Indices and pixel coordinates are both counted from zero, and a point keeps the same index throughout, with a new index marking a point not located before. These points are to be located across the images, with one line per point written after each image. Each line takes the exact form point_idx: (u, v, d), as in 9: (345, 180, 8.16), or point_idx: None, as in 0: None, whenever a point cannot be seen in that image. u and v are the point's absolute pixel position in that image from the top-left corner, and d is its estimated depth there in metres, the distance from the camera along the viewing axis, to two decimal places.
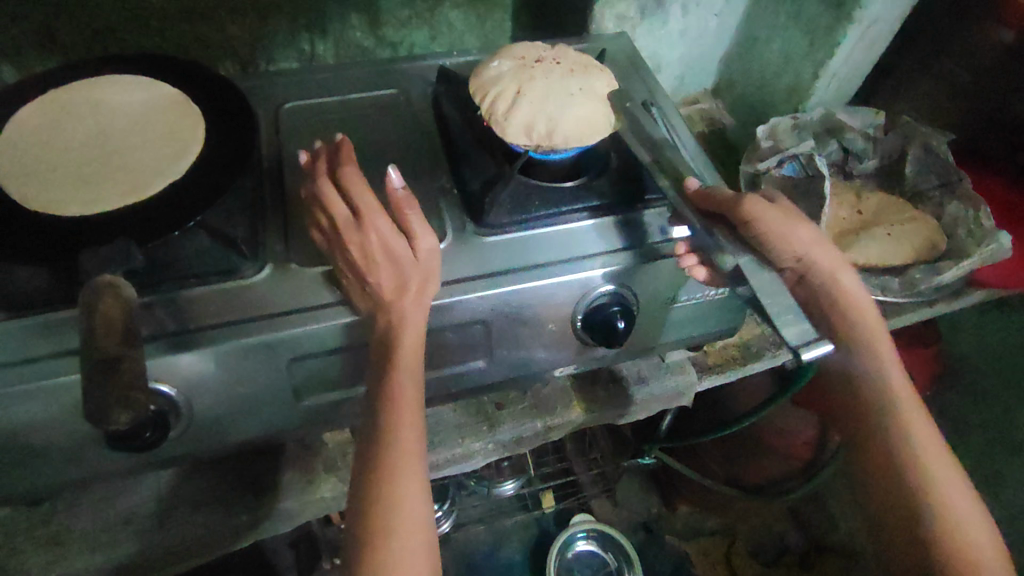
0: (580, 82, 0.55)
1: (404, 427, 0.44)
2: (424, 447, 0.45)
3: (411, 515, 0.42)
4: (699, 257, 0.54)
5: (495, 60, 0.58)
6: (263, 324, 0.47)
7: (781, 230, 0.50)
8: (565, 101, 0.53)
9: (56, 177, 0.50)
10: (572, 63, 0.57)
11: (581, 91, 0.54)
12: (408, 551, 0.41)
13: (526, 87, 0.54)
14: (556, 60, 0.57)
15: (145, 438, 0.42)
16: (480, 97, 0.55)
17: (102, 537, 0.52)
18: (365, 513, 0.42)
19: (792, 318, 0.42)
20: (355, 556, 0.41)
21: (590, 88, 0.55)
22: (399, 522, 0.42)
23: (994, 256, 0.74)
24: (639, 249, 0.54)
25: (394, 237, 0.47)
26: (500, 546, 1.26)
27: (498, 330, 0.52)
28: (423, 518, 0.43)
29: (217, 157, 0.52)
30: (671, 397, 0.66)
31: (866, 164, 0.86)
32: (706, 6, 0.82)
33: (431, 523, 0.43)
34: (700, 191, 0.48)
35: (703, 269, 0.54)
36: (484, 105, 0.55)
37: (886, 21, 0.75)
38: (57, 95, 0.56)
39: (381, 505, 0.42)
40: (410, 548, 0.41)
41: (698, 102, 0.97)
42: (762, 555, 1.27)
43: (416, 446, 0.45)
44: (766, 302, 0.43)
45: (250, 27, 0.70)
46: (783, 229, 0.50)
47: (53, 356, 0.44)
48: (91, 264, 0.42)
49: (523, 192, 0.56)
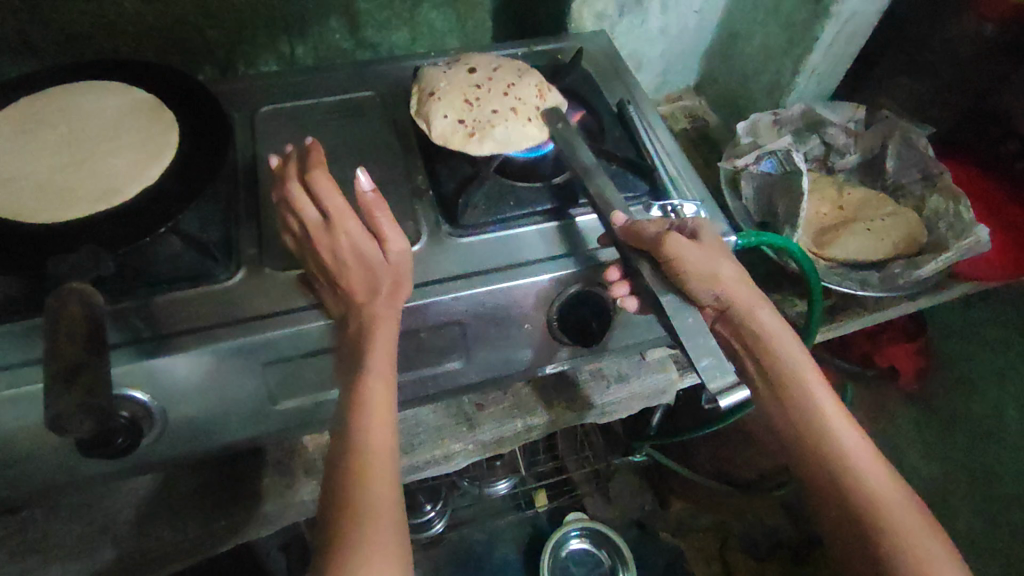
0: (446, 69, 0.60)
1: (376, 422, 0.45)
2: (395, 439, 0.46)
3: (382, 497, 0.43)
4: (630, 288, 0.52)
5: (474, 141, 0.54)
6: (237, 329, 0.47)
7: (707, 271, 0.48)
8: (467, 69, 0.60)
9: (28, 184, 0.49)
10: (426, 87, 0.59)
11: (452, 66, 0.61)
12: (379, 543, 0.41)
13: (483, 93, 0.57)
14: (437, 95, 0.57)
15: (118, 444, 0.44)
16: (517, 140, 0.55)
17: (81, 545, 0.52)
18: (337, 504, 0.43)
19: (716, 361, 0.44)
20: (327, 551, 0.41)
21: (450, 66, 0.61)
22: (369, 516, 0.42)
23: (974, 249, 0.73)
24: (581, 255, 0.54)
25: (364, 240, 0.46)
26: (495, 546, 1.26)
27: (473, 332, 0.52)
28: (393, 510, 0.43)
29: (189, 161, 0.52)
30: (652, 395, 0.66)
31: (847, 159, 0.86)
32: (685, 3, 0.82)
33: (403, 518, 0.44)
34: (625, 224, 0.48)
35: (633, 300, 0.52)
36: (519, 133, 0.55)
37: (864, 16, 0.75)
38: (30, 101, 0.55)
39: (353, 493, 0.43)
40: (381, 548, 0.41)
41: (681, 99, 0.97)
42: (755, 550, 1.27)
43: (388, 438, 0.45)
44: (690, 347, 0.45)
45: (228, 30, 0.70)
46: (706, 268, 0.48)
47: (21, 365, 0.44)
48: (59, 271, 0.42)
49: (498, 193, 0.57)
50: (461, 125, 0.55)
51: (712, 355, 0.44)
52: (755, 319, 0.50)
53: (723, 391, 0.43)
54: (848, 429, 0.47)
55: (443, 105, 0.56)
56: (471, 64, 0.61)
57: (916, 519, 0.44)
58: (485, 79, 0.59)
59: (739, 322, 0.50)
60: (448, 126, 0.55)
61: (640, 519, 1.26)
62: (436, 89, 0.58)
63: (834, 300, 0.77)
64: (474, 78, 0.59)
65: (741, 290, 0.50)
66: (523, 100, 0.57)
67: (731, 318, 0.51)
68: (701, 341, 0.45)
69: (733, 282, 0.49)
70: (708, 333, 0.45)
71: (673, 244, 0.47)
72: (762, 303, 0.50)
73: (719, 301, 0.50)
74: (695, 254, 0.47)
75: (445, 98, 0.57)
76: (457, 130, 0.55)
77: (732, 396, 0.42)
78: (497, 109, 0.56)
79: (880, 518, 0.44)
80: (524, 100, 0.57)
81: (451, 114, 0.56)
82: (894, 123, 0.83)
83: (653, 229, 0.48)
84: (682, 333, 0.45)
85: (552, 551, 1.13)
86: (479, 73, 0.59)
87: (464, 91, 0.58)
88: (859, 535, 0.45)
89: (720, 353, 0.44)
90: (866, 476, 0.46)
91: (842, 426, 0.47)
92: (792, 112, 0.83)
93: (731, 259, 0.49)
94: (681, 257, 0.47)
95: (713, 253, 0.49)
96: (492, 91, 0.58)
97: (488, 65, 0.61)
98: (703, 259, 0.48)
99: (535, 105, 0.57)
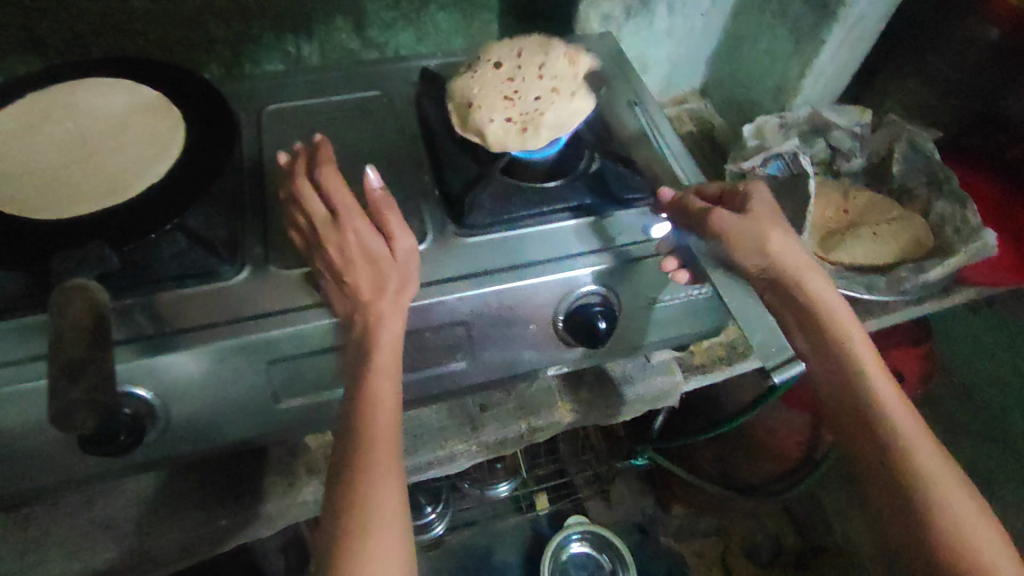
0: (468, 73, 0.56)
1: (383, 394, 0.45)
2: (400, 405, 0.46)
3: (388, 457, 0.44)
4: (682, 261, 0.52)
5: (532, 133, 0.53)
6: (242, 327, 0.47)
7: (755, 240, 0.51)
8: (489, 65, 0.56)
9: (33, 181, 0.49)
10: (461, 100, 0.56)
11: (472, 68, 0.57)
12: (384, 511, 0.42)
13: (520, 81, 0.55)
14: (475, 102, 0.54)
15: (120, 441, 0.43)
16: (572, 117, 0.54)
17: (83, 543, 0.52)
18: (350, 464, 0.43)
19: (769, 340, 0.47)
20: (334, 516, 0.42)
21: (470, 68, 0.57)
22: (375, 482, 0.43)
23: (979, 254, 0.74)
24: (615, 250, 0.54)
25: (372, 237, 0.46)
26: (495, 549, 1.25)
27: (478, 332, 0.51)
28: (395, 474, 0.44)
29: (196, 159, 0.51)
30: (657, 398, 0.66)
31: (854, 163, 0.85)
32: (692, 5, 0.82)
33: (405, 495, 0.44)
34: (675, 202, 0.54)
35: (685, 273, 0.53)
36: (573, 110, 0.54)
37: (871, 20, 0.75)
38: (36, 98, 0.55)
39: (368, 451, 0.44)
40: (390, 522, 0.42)
41: (686, 102, 0.97)
42: (756, 556, 1.25)
43: (392, 410, 0.45)
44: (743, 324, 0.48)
45: (235, 29, 0.70)
46: (753, 236, 0.50)
47: (23, 362, 0.43)
48: (64, 267, 0.42)
49: (504, 192, 0.56)
50: (511, 124, 0.53)
51: (767, 332, 0.47)
52: (807, 284, 0.51)
53: (778, 368, 0.46)
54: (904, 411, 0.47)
55: (488, 109, 0.54)
56: (490, 55, 0.57)
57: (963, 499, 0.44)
58: (512, 66, 0.55)
59: (792, 292, 0.51)
60: (500, 129, 0.53)
61: (640, 524, 1.28)
62: (470, 95, 0.55)
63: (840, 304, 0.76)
64: (500, 68, 0.56)
65: (790, 257, 0.51)
66: (560, 74, 0.55)
67: (781, 287, 0.52)
68: (751, 320, 0.48)
69: (781, 247, 0.51)
70: (757, 312, 0.49)
71: (716, 218, 0.51)
72: (814, 273, 0.51)
73: (766, 270, 0.51)
74: (740, 221, 0.51)
75: (486, 100, 0.54)
76: (510, 131, 0.53)
77: (787, 372, 0.45)
78: (540, 95, 0.54)
79: (923, 500, 0.45)
80: (561, 74, 0.55)
81: (497, 116, 0.53)
82: (902, 127, 0.83)
83: (699, 205, 0.52)
84: (735, 312, 0.49)
85: (553, 554, 1.12)
86: (505, 59, 0.56)
87: (500, 89, 0.55)
88: (901, 512, 0.46)
89: (773, 330, 0.48)
90: (916, 459, 0.46)
91: (899, 415, 0.47)
92: (800, 114, 0.83)
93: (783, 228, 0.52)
94: (723, 230, 0.50)
95: (762, 222, 0.51)
96: (527, 77, 0.55)
97: (509, 48, 0.57)
98: (749, 228, 0.51)
99: (572, 76, 0.56)
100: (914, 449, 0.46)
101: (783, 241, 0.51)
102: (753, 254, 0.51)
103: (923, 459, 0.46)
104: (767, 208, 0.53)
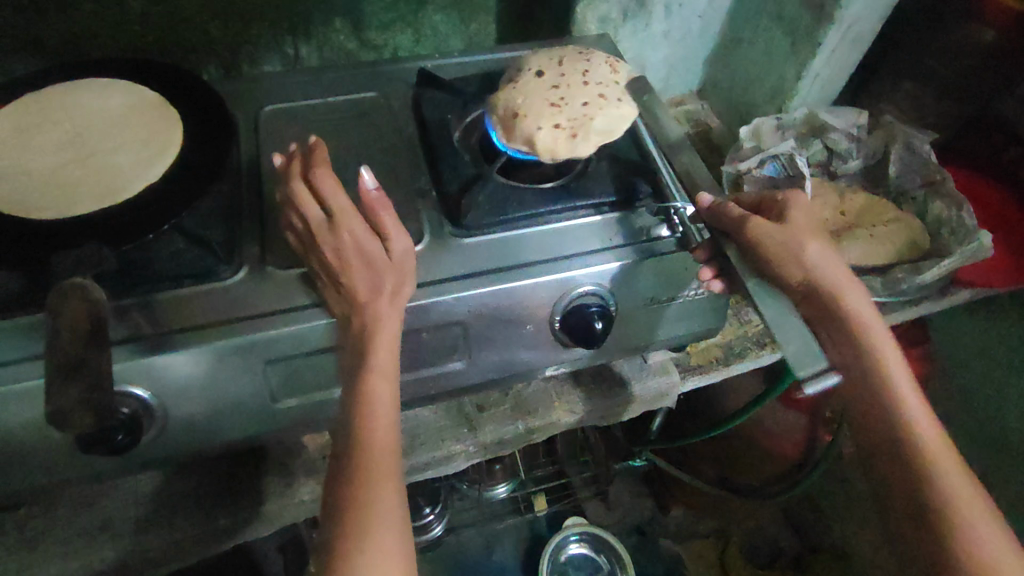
0: (511, 87, 0.57)
1: (379, 397, 0.45)
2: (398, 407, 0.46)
3: (387, 462, 0.44)
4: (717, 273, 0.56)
5: (581, 137, 0.53)
6: (239, 327, 0.47)
7: (792, 247, 0.50)
8: (531, 79, 0.57)
9: (31, 182, 0.49)
10: (505, 111, 0.55)
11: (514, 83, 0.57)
12: (383, 515, 0.42)
13: (565, 90, 0.55)
14: (521, 111, 0.54)
15: (116, 441, 0.43)
16: (617, 124, 0.55)
17: (80, 543, 0.52)
18: (349, 469, 0.43)
19: (805, 349, 0.45)
20: (331, 518, 0.42)
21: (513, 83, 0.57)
22: (373, 485, 0.43)
23: (975, 255, 0.74)
24: (612, 251, 0.55)
25: (368, 238, 0.47)
26: (493, 550, 1.25)
27: (475, 332, 0.52)
28: (394, 477, 0.44)
29: (194, 159, 0.52)
30: (654, 399, 0.66)
31: (850, 164, 0.86)
32: (689, 7, 0.82)
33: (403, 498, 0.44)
34: (712, 206, 0.53)
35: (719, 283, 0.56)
36: (618, 115, 0.55)
37: (867, 22, 0.75)
38: (35, 98, 0.56)
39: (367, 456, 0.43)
40: (386, 525, 0.42)
41: (684, 104, 0.98)
42: (757, 558, 1.25)
43: (390, 414, 0.45)
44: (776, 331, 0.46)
45: (233, 30, 0.71)
46: (791, 246, 0.50)
47: (21, 361, 0.43)
48: (61, 267, 0.42)
49: (501, 193, 0.56)
50: (561, 129, 0.53)
51: (802, 342, 0.45)
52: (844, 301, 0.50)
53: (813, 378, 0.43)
54: (930, 426, 0.47)
55: (536, 117, 0.53)
56: (532, 70, 0.58)
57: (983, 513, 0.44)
58: (557, 78, 0.56)
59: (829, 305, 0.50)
60: (550, 134, 0.52)
61: (639, 525, 1.28)
62: (515, 105, 0.55)
63: None
64: (544, 80, 0.56)
65: (828, 271, 0.51)
66: (604, 85, 0.57)
67: (818, 300, 0.51)
68: (786, 328, 0.46)
69: (820, 261, 0.51)
70: (793, 322, 0.46)
71: (754, 226, 0.50)
72: (851, 288, 0.51)
73: (806, 281, 0.50)
74: (780, 231, 0.51)
75: (534, 108, 0.54)
76: (560, 136, 0.53)
77: (821, 383, 0.43)
78: (587, 102, 0.55)
79: (949, 514, 0.44)
80: (604, 86, 0.57)
81: (545, 123, 0.53)
82: (897, 129, 0.83)
83: (737, 211, 0.51)
84: (767, 319, 0.47)
85: (551, 555, 1.12)
86: (547, 73, 0.57)
87: (546, 97, 0.55)
88: (924, 525, 0.45)
89: (809, 341, 0.45)
90: (941, 473, 0.45)
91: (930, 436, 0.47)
92: (796, 116, 0.83)
93: (823, 242, 0.52)
94: (761, 238, 0.50)
95: (802, 234, 0.51)
96: (572, 86, 0.56)
97: (549, 63, 0.58)
98: (787, 236, 0.51)
99: (615, 88, 0.57)
100: (938, 461, 0.46)
101: (821, 255, 0.51)
102: (795, 267, 0.50)
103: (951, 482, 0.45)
104: (806, 219, 0.53)
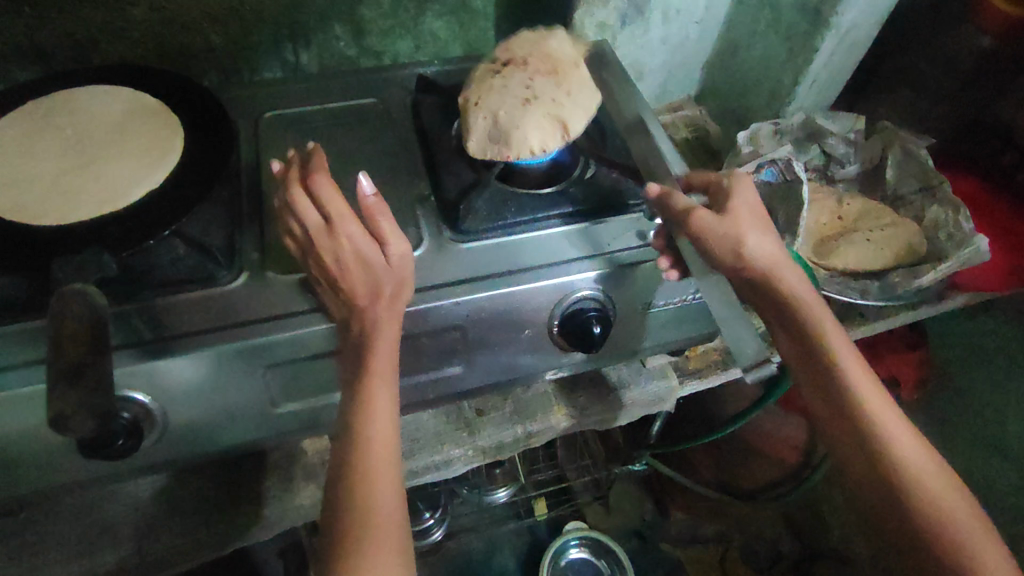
0: (504, 82, 0.56)
1: (379, 399, 0.45)
2: (397, 410, 0.47)
3: (384, 467, 0.44)
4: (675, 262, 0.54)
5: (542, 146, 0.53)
6: (241, 331, 0.47)
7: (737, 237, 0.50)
8: (499, 95, 0.55)
9: (32, 188, 0.50)
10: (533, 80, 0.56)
11: (501, 81, 0.56)
12: (382, 519, 0.42)
13: (498, 120, 0.54)
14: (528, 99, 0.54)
15: (118, 446, 0.43)
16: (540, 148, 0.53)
17: (81, 547, 0.52)
18: (347, 477, 0.43)
19: (750, 343, 0.54)
20: (330, 526, 0.43)
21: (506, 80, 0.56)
22: (374, 491, 0.43)
23: (972, 260, 0.74)
24: (611, 257, 0.55)
25: (367, 244, 0.47)
26: (494, 553, 1.25)
27: (474, 337, 0.52)
28: (393, 481, 0.44)
29: (194, 166, 0.52)
30: (652, 403, 0.67)
31: (848, 169, 0.87)
32: (686, 14, 0.83)
33: (402, 501, 0.44)
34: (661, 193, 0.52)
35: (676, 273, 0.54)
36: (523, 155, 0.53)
37: (864, 28, 0.76)
38: (36, 106, 0.56)
39: (365, 458, 0.44)
40: (387, 530, 0.42)
41: (682, 108, 0.98)
42: (755, 563, 1.25)
43: (389, 420, 0.46)
44: (725, 325, 0.55)
45: (233, 37, 0.71)
46: (734, 238, 0.50)
47: (22, 366, 0.44)
48: (63, 273, 0.43)
49: (500, 198, 0.57)
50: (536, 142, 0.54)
51: (746, 338, 0.54)
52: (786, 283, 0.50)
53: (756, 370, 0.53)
54: (881, 402, 0.47)
55: (513, 127, 0.53)
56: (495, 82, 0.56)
57: (942, 486, 0.45)
58: (491, 108, 0.55)
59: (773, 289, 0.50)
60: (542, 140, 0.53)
61: (639, 529, 1.28)
62: (488, 106, 0.55)
63: (835, 308, 0.77)
64: (488, 104, 0.55)
65: (773, 258, 0.51)
66: (499, 130, 0.54)
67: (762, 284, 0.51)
68: (729, 322, 0.55)
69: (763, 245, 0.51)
70: (735, 313, 0.55)
71: (698, 217, 0.50)
72: (792, 270, 0.51)
73: (749, 268, 0.50)
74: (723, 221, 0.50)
75: (516, 112, 0.54)
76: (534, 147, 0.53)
77: (759, 373, 0.53)
78: (512, 133, 0.53)
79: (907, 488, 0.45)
80: (504, 131, 0.53)
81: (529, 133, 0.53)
82: (893, 134, 0.85)
83: (681, 204, 0.52)
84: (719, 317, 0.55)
85: (552, 561, 1.12)
86: (535, 70, 0.56)
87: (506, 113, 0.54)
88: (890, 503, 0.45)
89: (752, 336, 0.54)
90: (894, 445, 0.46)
91: (880, 408, 0.47)
92: (794, 122, 0.83)
93: (763, 228, 0.51)
94: (708, 229, 0.50)
95: (744, 219, 0.51)
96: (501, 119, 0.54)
97: (537, 60, 0.57)
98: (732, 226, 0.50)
99: (503, 123, 0.54)
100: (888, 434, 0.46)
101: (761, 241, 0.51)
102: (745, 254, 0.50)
103: (905, 455, 0.46)
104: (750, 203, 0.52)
